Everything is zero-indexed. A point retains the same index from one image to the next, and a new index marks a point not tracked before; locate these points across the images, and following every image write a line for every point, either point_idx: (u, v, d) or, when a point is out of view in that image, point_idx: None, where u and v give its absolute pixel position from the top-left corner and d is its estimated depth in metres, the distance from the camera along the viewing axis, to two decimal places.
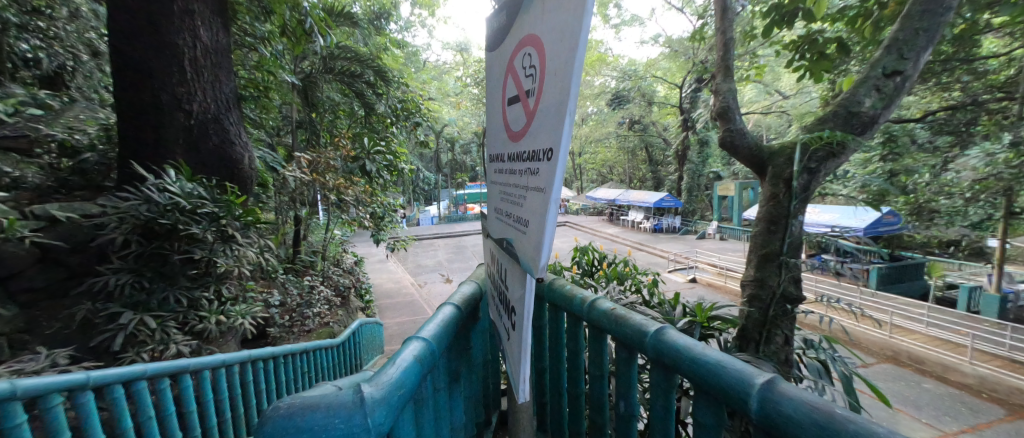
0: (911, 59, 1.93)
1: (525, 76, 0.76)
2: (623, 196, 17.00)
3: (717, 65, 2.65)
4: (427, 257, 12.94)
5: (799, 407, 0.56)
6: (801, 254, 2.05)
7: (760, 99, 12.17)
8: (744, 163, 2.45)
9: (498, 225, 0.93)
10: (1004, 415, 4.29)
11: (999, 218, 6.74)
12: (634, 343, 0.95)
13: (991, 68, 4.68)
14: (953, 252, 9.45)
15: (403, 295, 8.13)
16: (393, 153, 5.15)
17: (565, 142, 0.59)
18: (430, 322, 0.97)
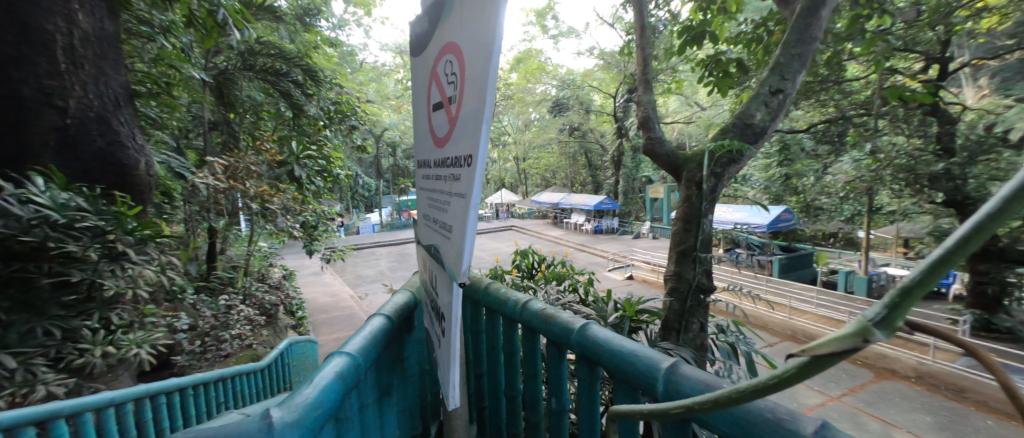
0: (790, 79, 2.26)
1: (447, 82, 0.77)
2: (565, 200, 17.61)
3: (637, 78, 2.86)
4: (366, 266, 12.25)
5: (696, 386, 0.65)
6: (710, 249, 2.28)
7: (683, 110, 13.40)
8: (663, 167, 2.66)
9: (427, 232, 0.92)
10: (872, 376, 5.17)
11: (865, 213, 8.12)
12: (561, 341, 1.00)
13: (854, 89, 5.63)
14: (834, 242, 11.18)
15: (340, 309, 7.60)
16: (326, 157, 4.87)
17: (483, 147, 0.60)
18: (356, 336, 0.92)
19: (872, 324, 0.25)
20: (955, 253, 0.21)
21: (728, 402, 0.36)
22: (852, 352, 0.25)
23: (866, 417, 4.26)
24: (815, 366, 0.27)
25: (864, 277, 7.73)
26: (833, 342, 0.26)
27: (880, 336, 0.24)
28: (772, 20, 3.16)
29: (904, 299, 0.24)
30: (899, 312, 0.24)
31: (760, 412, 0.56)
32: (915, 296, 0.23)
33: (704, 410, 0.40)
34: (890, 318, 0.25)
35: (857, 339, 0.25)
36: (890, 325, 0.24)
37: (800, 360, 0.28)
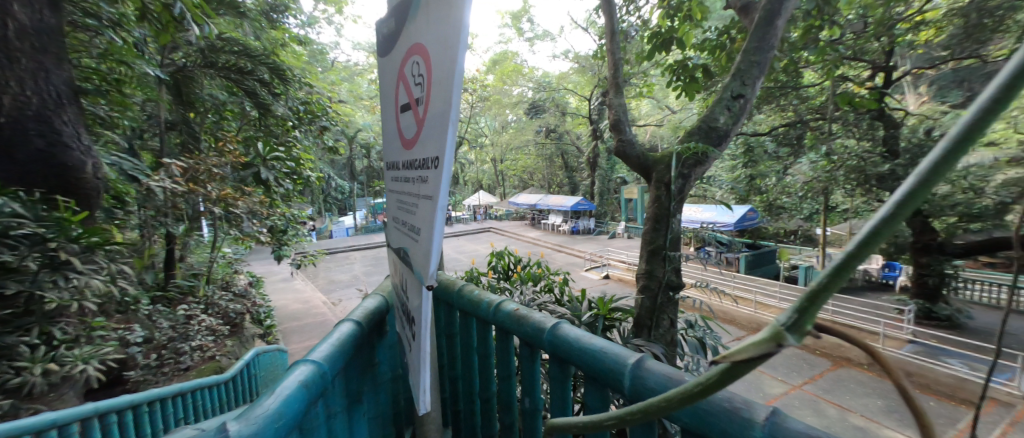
0: (750, 85, 2.36)
1: (414, 84, 0.76)
2: (543, 201, 17.77)
3: (608, 82, 2.92)
4: (340, 271, 11.90)
5: (660, 380, 0.68)
6: (679, 247, 2.36)
7: (654, 113, 13.84)
8: (634, 168, 2.72)
9: (396, 235, 0.90)
10: (830, 365, 5.50)
11: (822, 211, 8.64)
12: (533, 340, 1.01)
13: (810, 95, 5.97)
14: (795, 239, 11.83)
15: (312, 316, 7.34)
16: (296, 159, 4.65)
17: (449, 149, 0.60)
18: (323, 342, 0.90)
19: (784, 328, 0.27)
20: (845, 262, 0.23)
21: (663, 407, 0.38)
22: (767, 356, 0.27)
23: (825, 404, 4.52)
24: (738, 369, 0.29)
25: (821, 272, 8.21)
26: (751, 347, 0.28)
27: (790, 339, 0.26)
28: (734, 28, 3.32)
29: (809, 304, 0.26)
30: (804, 316, 0.26)
31: (718, 403, 0.59)
32: (816, 303, 0.25)
33: (640, 415, 0.42)
34: (797, 321, 0.27)
35: (770, 344, 0.27)
36: (798, 328, 0.26)
37: (722, 364, 0.30)
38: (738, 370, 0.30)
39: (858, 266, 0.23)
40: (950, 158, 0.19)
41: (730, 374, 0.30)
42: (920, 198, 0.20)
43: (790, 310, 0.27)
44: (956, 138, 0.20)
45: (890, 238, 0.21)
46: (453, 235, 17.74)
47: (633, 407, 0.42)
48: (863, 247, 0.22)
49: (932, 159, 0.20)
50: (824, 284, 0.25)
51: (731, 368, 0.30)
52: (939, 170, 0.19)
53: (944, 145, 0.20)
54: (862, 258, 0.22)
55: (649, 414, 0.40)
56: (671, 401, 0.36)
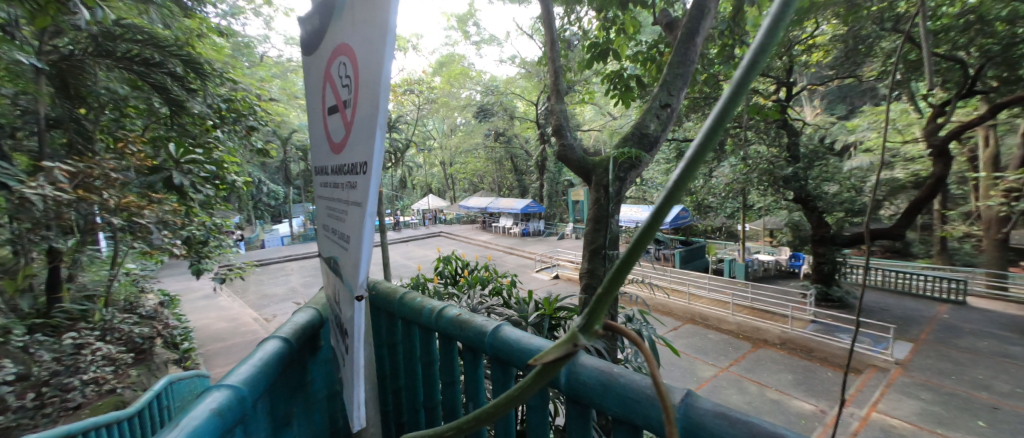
0: (675, 95, 2.56)
1: (341, 86, 0.73)
2: (493, 204, 17.87)
3: (550, 89, 3.00)
4: (275, 284, 10.94)
5: (594, 374, 0.73)
6: (618, 246, 2.50)
7: (598, 119, 14.54)
8: (576, 171, 2.82)
9: (326, 243, 0.85)
10: (750, 346, 6.15)
11: (741, 209, 9.65)
12: (474, 344, 1.01)
13: (729, 105, 6.65)
14: (721, 235, 13.09)
15: (240, 335, 6.66)
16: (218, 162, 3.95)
17: (377, 154, 0.58)
18: (244, 363, 0.82)
19: (578, 331, 0.29)
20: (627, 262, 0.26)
21: (488, 416, 0.37)
22: (568, 356, 0.28)
23: (747, 382, 5.04)
24: (546, 373, 0.30)
25: (742, 264, 9.18)
26: (551, 352, 0.29)
27: (582, 340, 0.28)
28: (662, 43, 3.57)
29: (601, 306, 0.28)
30: (595, 318, 0.29)
31: (641, 389, 0.65)
32: (604, 304, 0.27)
33: (467, 428, 0.40)
34: (590, 323, 0.29)
35: (566, 344, 0.28)
36: (590, 330, 0.28)
37: (534, 370, 0.31)
38: (545, 373, 0.31)
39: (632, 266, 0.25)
40: (687, 159, 0.21)
41: (537, 379, 0.31)
42: (673, 195, 0.22)
43: (585, 310, 0.28)
44: (692, 159, 0.21)
45: (655, 235, 0.23)
46: (402, 241, 17.15)
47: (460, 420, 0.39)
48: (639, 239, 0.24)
49: (679, 171, 0.22)
50: (610, 286, 0.27)
51: (546, 368, 0.31)
52: (689, 170, 0.22)
53: (684, 165, 0.22)
54: (638, 254, 0.24)
55: (473, 427, 0.39)
56: (493, 409, 0.36)
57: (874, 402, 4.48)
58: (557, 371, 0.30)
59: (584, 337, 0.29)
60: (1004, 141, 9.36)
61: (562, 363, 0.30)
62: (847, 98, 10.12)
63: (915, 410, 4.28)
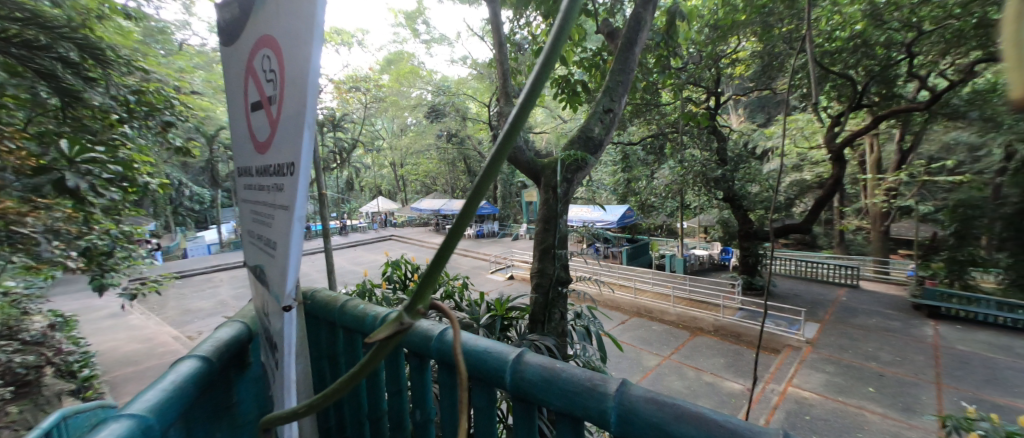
0: (617, 101, 2.66)
1: (264, 80, 0.67)
2: (446, 206, 17.63)
3: (498, 90, 2.99)
4: (200, 297, 9.84)
5: (537, 372, 0.75)
6: (567, 245, 2.54)
7: (548, 123, 14.90)
8: (525, 172, 2.78)
9: (251, 249, 0.78)
10: (688, 334, 6.65)
11: (679, 208, 10.41)
12: (421, 350, 0.98)
13: (668, 112, 7.13)
14: (662, 232, 14.04)
15: (157, 357, 5.89)
16: (130, 162, 3.52)
17: (304, 158, 0.54)
18: (150, 388, 0.73)
19: (404, 315, 0.36)
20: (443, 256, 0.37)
21: (346, 385, 0.44)
22: (395, 332, 0.36)
23: (686, 368, 5.43)
24: (381, 348, 0.38)
25: (681, 259, 9.90)
26: (381, 331, 0.35)
27: (407, 316, 0.36)
28: (605, 51, 3.73)
29: (426, 294, 0.36)
30: (417, 302, 0.36)
31: (581, 381, 0.69)
32: (423, 291, 0.36)
33: (335, 396, 0.46)
34: (417, 304, 0.37)
35: (397, 321, 0.36)
36: (414, 310, 0.36)
37: (377, 344, 0.38)
38: (383, 347, 0.38)
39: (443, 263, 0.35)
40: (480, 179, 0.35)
41: (377, 353, 0.38)
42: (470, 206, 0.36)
43: (411, 295, 0.36)
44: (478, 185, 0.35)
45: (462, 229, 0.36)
46: (349, 246, 16.28)
47: (327, 391, 0.46)
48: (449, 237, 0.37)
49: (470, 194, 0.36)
50: (428, 277, 0.35)
51: (385, 343, 0.39)
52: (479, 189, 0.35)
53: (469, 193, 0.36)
54: (445, 253, 0.36)
55: (336, 395, 0.46)
56: (347, 380, 0.43)
57: (790, 378, 5.04)
58: (389, 345, 0.38)
59: (410, 316, 0.37)
60: (884, 148, 11.05)
61: (393, 341, 0.38)
62: (766, 108, 11.34)
63: (821, 383, 4.88)
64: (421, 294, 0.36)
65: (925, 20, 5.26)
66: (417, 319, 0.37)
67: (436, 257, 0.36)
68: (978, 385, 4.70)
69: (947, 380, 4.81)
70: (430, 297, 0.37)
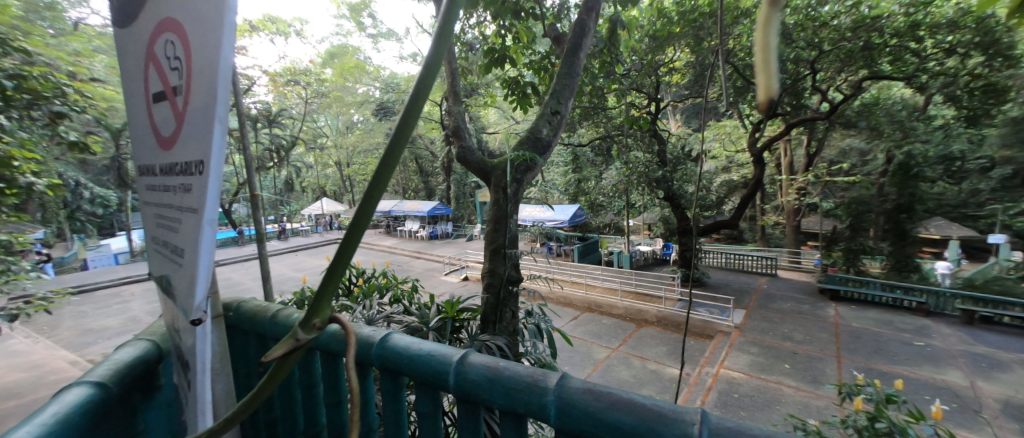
0: (563, 103, 2.72)
1: (168, 68, 0.60)
2: (397, 208, 17.05)
3: (447, 90, 2.91)
4: (106, 314, 8.56)
5: (481, 371, 0.74)
6: (517, 244, 2.56)
7: (500, 124, 14.95)
8: (475, 173, 2.76)
9: (156, 258, 0.68)
10: (634, 326, 7.05)
11: (625, 207, 10.97)
12: (359, 358, 0.93)
13: (615, 116, 7.47)
14: (610, 230, 14.72)
15: (48, 386, 5.03)
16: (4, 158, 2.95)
17: (218, 153, 0.48)
18: (27, 422, 0.62)
19: (301, 327, 0.29)
20: (345, 252, 0.30)
21: (239, 416, 0.36)
22: (290, 348, 0.29)
23: (633, 359, 5.74)
24: (275, 372, 0.31)
25: (627, 255, 10.44)
26: (275, 349, 0.28)
27: (302, 332, 0.29)
28: (553, 55, 3.81)
29: (324, 299, 0.30)
30: (316, 311, 0.30)
31: (522, 378, 0.70)
32: (323, 295, 0.29)
33: (227, 429, 0.38)
34: (312, 318, 0.30)
35: (290, 339, 0.29)
36: (309, 325, 0.29)
37: (273, 368, 0.31)
38: (280, 370, 0.31)
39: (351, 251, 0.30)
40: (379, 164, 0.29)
41: (268, 381, 0.30)
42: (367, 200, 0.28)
43: (304, 307, 0.29)
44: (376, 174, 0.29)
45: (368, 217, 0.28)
46: (289, 251, 15.13)
47: (217, 424, 0.38)
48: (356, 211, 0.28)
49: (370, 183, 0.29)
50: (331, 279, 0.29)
51: (278, 365, 0.31)
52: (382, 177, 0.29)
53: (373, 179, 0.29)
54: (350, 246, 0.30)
55: (227, 425, 0.38)
56: (238, 412, 0.35)
57: (722, 360, 5.53)
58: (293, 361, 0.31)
59: (307, 332, 0.29)
60: (795, 152, 12.53)
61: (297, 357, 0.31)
62: (699, 114, 12.35)
63: (747, 364, 5.40)
64: (318, 301, 0.30)
65: (824, 41, 6.04)
66: (317, 334, 0.30)
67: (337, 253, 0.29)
68: (868, 356, 5.48)
69: (846, 354, 5.55)
70: (332, 303, 0.30)
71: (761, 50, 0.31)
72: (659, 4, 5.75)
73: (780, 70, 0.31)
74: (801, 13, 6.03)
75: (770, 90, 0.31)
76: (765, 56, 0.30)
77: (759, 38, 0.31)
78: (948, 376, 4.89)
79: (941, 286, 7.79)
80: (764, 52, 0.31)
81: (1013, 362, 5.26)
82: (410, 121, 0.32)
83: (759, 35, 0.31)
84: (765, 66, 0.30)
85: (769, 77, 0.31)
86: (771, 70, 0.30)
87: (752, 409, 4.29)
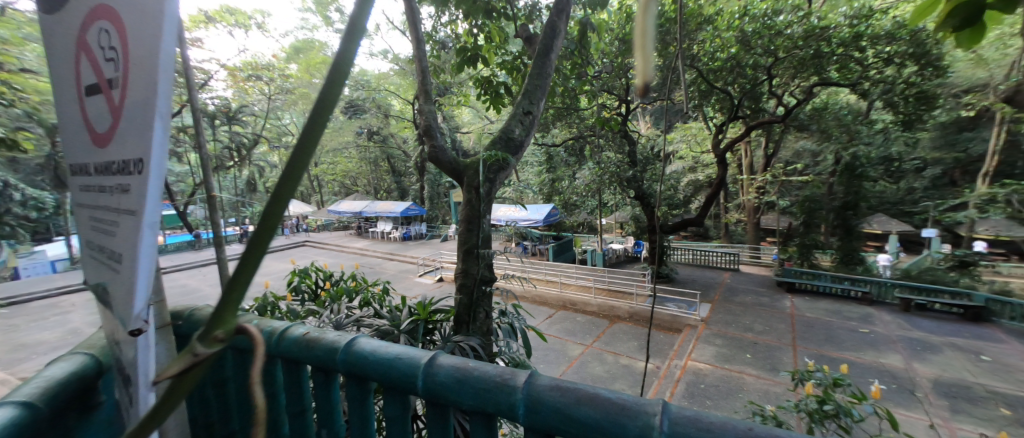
0: (535, 104, 2.74)
1: (103, 59, 0.55)
2: (369, 208, 16.63)
3: (417, 88, 2.85)
4: (42, 328, 7.81)
5: (449, 373, 0.74)
6: (490, 244, 2.55)
7: (474, 124, 14.90)
8: (448, 173, 2.73)
9: (91, 265, 0.63)
10: (607, 322, 7.20)
11: (598, 206, 11.20)
12: (324, 364, 0.90)
13: (587, 117, 7.61)
14: (583, 229, 14.99)
15: None
16: None
17: (158, 153, 0.45)
18: None
19: (200, 341, 0.26)
20: (253, 254, 0.27)
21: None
22: (187, 366, 0.25)
23: (606, 354, 5.87)
24: (171, 393, 0.27)
25: (599, 253, 10.68)
26: (168, 367, 0.25)
27: (203, 345, 0.26)
28: (525, 55, 3.82)
29: (230, 307, 0.27)
30: (221, 319, 0.27)
31: (491, 378, 0.70)
32: (226, 304, 0.26)
33: None
34: (215, 328, 0.27)
35: (187, 354, 0.25)
36: (212, 335, 0.26)
37: (166, 390, 0.27)
38: (175, 393, 0.27)
39: (269, 242, 0.27)
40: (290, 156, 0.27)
41: (165, 403, 0.27)
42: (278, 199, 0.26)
43: (207, 314, 0.26)
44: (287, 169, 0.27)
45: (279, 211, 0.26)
46: None
47: None
48: (265, 209, 0.27)
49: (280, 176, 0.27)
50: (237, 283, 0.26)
51: (178, 383, 0.27)
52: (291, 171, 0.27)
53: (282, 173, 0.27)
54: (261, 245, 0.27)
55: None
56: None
57: (690, 353, 5.75)
58: (193, 380, 0.27)
59: (207, 345, 0.26)
60: (755, 153, 13.23)
61: (200, 372, 0.27)
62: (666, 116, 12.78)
63: (713, 355, 5.64)
64: (222, 307, 0.27)
65: (779, 49, 6.43)
66: (221, 346, 0.27)
67: (244, 253, 0.27)
68: (820, 343, 5.87)
69: (801, 342, 5.92)
70: (238, 310, 0.28)
71: (640, 42, 0.31)
72: (627, 9, 5.95)
73: (652, 60, 0.31)
74: (759, 21, 6.38)
75: (646, 74, 0.31)
76: (642, 46, 0.31)
77: (641, 31, 0.31)
78: (889, 359, 5.33)
79: (883, 276, 8.46)
80: (643, 44, 0.30)
81: (943, 345, 5.79)
82: (323, 114, 0.29)
83: (640, 37, 0.31)
84: (642, 53, 0.31)
85: (645, 64, 0.31)
86: (649, 54, 0.30)
87: (717, 398, 4.49)
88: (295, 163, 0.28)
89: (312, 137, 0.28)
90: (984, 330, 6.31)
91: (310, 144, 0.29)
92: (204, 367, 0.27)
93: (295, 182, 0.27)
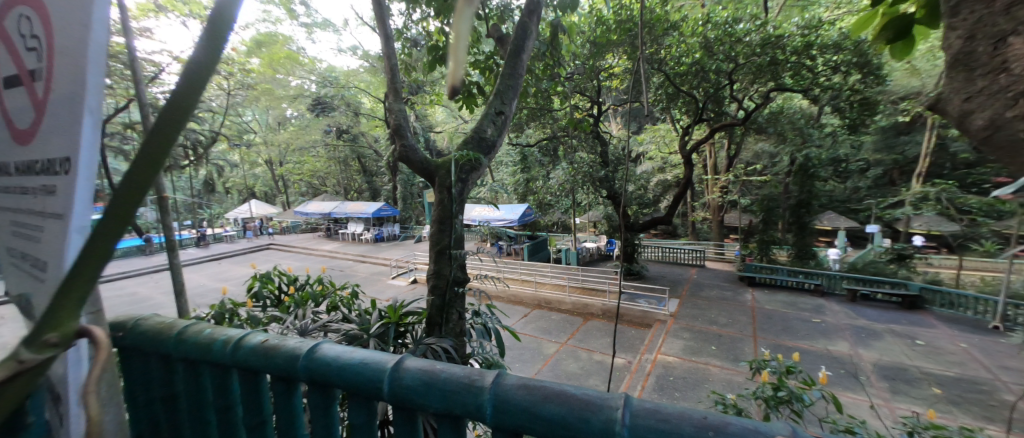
0: (507, 105, 2.74)
1: (25, 48, 0.50)
2: (339, 209, 16.08)
3: (386, 86, 2.77)
4: None
5: (417, 377, 0.72)
6: (462, 245, 2.53)
7: (448, 123, 14.69)
8: (419, 173, 2.68)
9: (12, 276, 0.57)
10: (581, 320, 7.32)
11: (572, 205, 11.34)
12: (284, 373, 0.86)
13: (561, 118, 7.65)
14: (557, 228, 15.13)
15: None
16: None
17: (88, 147, 0.41)
18: None
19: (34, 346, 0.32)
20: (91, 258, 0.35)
21: None
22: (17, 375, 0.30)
23: (579, 351, 5.97)
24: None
25: (574, 252, 10.82)
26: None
27: (36, 355, 0.31)
28: (497, 55, 3.81)
29: (62, 314, 0.33)
30: (51, 327, 0.32)
31: (459, 380, 0.69)
32: (57, 312, 0.33)
33: None
34: (46, 334, 0.32)
35: (17, 365, 0.30)
36: (45, 339, 0.31)
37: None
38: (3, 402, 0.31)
39: (104, 251, 0.35)
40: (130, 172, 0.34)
41: None
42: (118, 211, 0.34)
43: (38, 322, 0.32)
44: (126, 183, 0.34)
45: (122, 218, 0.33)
46: (211, 259, 13.55)
47: None
48: (102, 224, 0.34)
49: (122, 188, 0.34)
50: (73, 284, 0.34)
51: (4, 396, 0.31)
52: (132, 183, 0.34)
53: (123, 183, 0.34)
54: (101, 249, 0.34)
55: None
56: None
57: (659, 347, 5.94)
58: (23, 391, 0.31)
59: (36, 353, 0.31)
60: (719, 154, 13.83)
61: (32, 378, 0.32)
62: (638, 118, 13.11)
63: (681, 348, 5.86)
64: (56, 313, 0.33)
65: (741, 55, 6.74)
66: (50, 352, 0.32)
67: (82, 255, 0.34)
68: (778, 334, 6.23)
69: (760, 333, 6.26)
70: (69, 315, 0.33)
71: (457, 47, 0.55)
72: (600, 12, 6.06)
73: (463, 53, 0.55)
74: (721, 28, 6.67)
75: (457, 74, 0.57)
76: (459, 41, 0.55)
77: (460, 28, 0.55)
78: (837, 346, 5.73)
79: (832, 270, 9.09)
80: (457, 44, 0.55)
81: (884, 331, 6.30)
82: (164, 139, 0.36)
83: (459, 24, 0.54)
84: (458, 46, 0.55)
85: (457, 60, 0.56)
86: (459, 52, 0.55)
87: (684, 389, 4.67)
88: (134, 183, 0.35)
89: (157, 155, 0.36)
90: (918, 317, 6.91)
91: (156, 158, 0.36)
92: (33, 373, 0.31)
93: (133, 196, 0.34)
